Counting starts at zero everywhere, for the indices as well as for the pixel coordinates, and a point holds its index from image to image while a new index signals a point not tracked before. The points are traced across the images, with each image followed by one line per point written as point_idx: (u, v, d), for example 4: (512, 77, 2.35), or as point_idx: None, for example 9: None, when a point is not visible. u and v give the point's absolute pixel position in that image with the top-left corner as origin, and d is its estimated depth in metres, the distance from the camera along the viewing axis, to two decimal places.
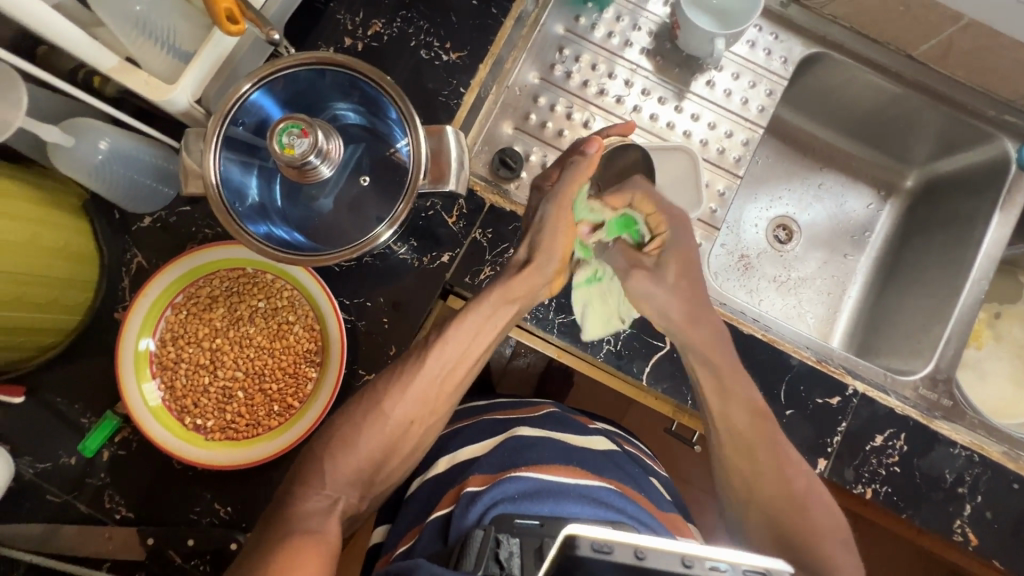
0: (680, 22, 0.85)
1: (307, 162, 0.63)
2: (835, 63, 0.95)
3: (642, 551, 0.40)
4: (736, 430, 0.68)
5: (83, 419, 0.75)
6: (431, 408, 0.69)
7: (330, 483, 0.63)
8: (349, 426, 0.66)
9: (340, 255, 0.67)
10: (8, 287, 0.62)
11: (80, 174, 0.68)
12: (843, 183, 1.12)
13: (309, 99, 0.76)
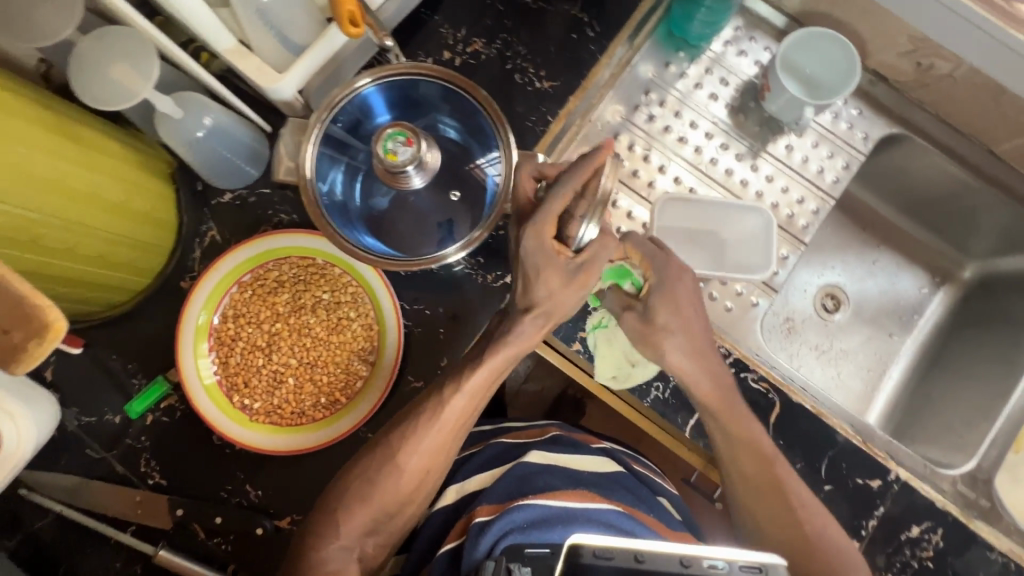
0: (770, 85, 0.87)
1: (404, 170, 0.66)
2: (915, 146, 0.95)
3: (640, 555, 0.48)
4: (765, 488, 0.69)
5: (133, 381, 0.77)
6: (440, 461, 0.67)
7: (344, 534, 0.65)
8: (362, 481, 0.66)
9: (405, 264, 0.69)
10: (97, 245, 0.65)
11: (177, 144, 0.70)
12: (897, 263, 1.12)
13: (416, 103, 0.78)
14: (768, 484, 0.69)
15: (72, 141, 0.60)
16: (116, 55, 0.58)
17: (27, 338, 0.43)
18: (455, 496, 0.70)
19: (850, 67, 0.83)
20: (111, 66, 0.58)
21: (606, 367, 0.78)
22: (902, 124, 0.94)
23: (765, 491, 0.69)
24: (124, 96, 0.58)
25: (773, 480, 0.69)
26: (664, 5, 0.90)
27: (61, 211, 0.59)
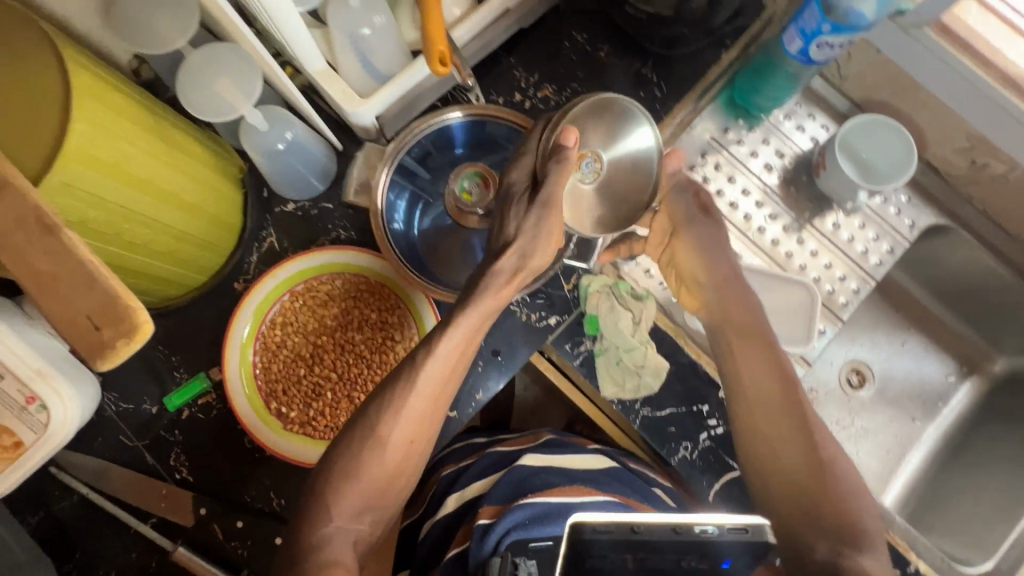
0: (826, 164, 0.89)
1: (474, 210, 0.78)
2: (960, 238, 0.96)
3: (636, 538, 0.56)
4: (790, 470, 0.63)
5: (175, 374, 0.78)
6: (419, 434, 0.64)
7: (337, 515, 0.60)
8: (345, 457, 0.62)
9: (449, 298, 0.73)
10: (171, 241, 0.67)
11: (258, 154, 0.72)
12: (926, 347, 1.11)
13: (488, 144, 0.81)
14: (774, 447, 0.64)
15: (164, 141, 0.62)
16: (224, 69, 0.61)
17: (113, 336, 0.45)
18: (456, 502, 0.72)
19: (907, 154, 0.85)
20: (218, 81, 0.61)
21: (609, 382, 0.79)
22: (949, 216, 0.96)
23: (776, 452, 0.63)
24: (227, 110, 0.60)
25: (789, 462, 0.62)
26: (729, 73, 0.93)
27: (149, 209, 0.62)
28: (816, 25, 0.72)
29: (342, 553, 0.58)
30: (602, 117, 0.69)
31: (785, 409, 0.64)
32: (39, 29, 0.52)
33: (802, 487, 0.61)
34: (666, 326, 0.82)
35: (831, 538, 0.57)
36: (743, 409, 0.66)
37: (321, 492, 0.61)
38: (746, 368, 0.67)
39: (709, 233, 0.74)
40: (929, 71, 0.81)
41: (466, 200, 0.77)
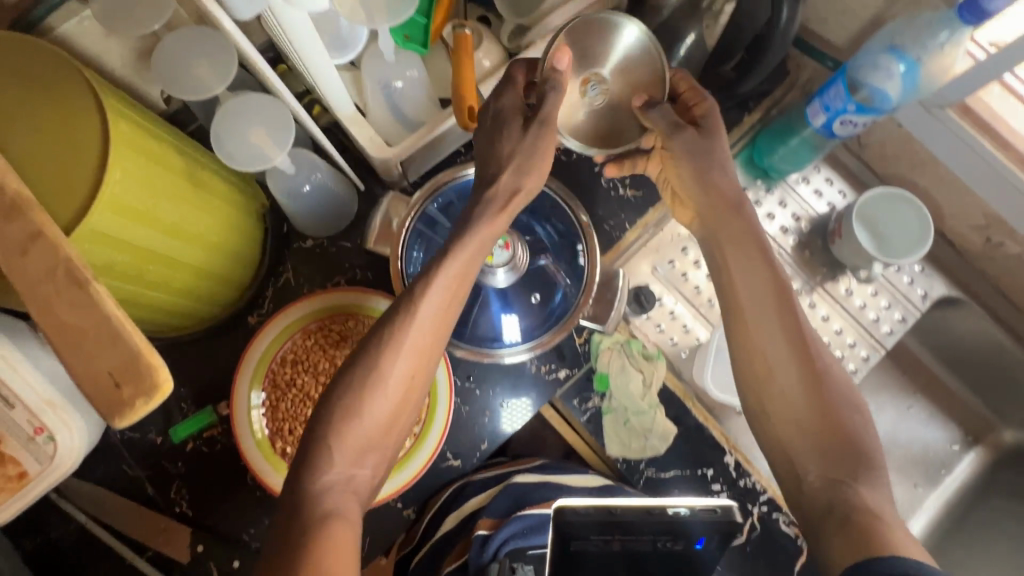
0: (843, 231, 0.90)
1: (496, 269, 0.77)
2: (972, 311, 0.96)
3: (614, 509, 0.62)
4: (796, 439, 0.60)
5: (182, 406, 0.78)
6: (417, 377, 0.63)
7: (339, 456, 0.57)
8: (342, 399, 0.59)
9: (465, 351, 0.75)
10: (191, 278, 0.68)
11: (282, 194, 0.73)
12: (931, 413, 1.10)
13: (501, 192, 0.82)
14: (771, 368, 0.63)
15: (192, 183, 0.63)
16: (257, 119, 0.62)
17: (134, 395, 0.45)
18: (455, 518, 0.77)
19: (922, 229, 0.85)
20: (251, 131, 0.62)
21: (615, 442, 0.79)
22: (961, 288, 0.96)
23: (775, 376, 0.63)
24: (257, 161, 0.61)
25: (792, 396, 0.61)
26: (750, 131, 0.93)
27: (173, 250, 0.62)
28: (841, 104, 0.73)
29: (343, 500, 0.55)
30: (608, 39, 0.69)
31: (782, 317, 0.63)
32: (79, 76, 0.52)
33: (806, 422, 0.60)
34: (674, 387, 0.82)
35: (837, 468, 0.57)
36: (739, 333, 0.65)
37: (319, 434, 0.58)
38: (743, 290, 0.66)
39: (704, 147, 0.69)
40: (949, 149, 0.82)
41: (488, 261, 0.76)
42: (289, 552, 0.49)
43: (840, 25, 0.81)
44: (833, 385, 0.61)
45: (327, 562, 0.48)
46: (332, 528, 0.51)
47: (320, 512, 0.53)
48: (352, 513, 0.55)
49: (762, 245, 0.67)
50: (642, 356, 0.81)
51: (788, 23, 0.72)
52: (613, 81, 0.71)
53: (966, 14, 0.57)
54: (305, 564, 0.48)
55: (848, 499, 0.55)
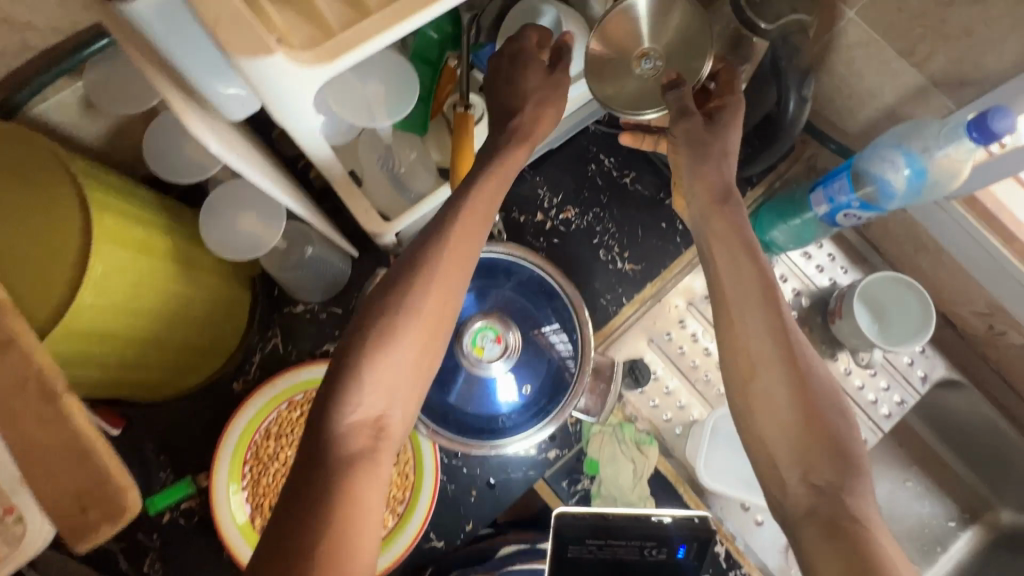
0: (843, 310, 0.88)
1: (487, 362, 0.76)
2: (970, 395, 0.95)
3: (605, 516, 0.70)
4: (767, 437, 0.59)
5: (161, 474, 0.76)
6: (443, 318, 0.58)
7: (363, 393, 0.54)
8: (370, 334, 0.55)
9: (452, 442, 0.71)
10: (176, 356, 0.66)
11: (276, 270, 0.75)
12: (928, 487, 1.02)
13: (498, 271, 0.82)
14: (756, 364, 0.60)
15: (180, 262, 0.62)
16: (248, 204, 0.62)
17: (99, 519, 0.45)
18: None
19: (924, 314, 0.83)
20: (241, 217, 0.62)
21: None
22: (961, 371, 0.95)
23: (759, 373, 0.59)
24: (250, 248, 0.61)
25: (776, 397, 0.58)
26: (753, 205, 0.91)
27: (154, 331, 0.60)
28: (845, 198, 0.72)
29: (364, 446, 0.53)
30: (669, 17, 0.64)
31: (767, 314, 0.60)
32: (66, 171, 0.51)
33: (787, 419, 0.58)
34: (667, 472, 0.81)
35: (813, 465, 0.56)
36: (725, 322, 0.62)
37: (347, 369, 0.54)
38: (730, 279, 0.62)
39: (703, 138, 0.64)
40: (951, 236, 0.81)
41: (478, 354, 0.76)
42: (310, 506, 0.48)
43: (845, 110, 0.81)
44: (820, 386, 0.58)
45: (350, 526, 0.48)
46: (360, 489, 0.50)
47: (346, 462, 0.51)
48: (377, 465, 0.53)
49: (748, 242, 0.63)
50: (635, 443, 0.81)
51: (796, 114, 0.67)
52: (667, 59, 0.65)
53: (975, 133, 0.57)
54: (331, 522, 0.47)
55: (836, 502, 0.54)
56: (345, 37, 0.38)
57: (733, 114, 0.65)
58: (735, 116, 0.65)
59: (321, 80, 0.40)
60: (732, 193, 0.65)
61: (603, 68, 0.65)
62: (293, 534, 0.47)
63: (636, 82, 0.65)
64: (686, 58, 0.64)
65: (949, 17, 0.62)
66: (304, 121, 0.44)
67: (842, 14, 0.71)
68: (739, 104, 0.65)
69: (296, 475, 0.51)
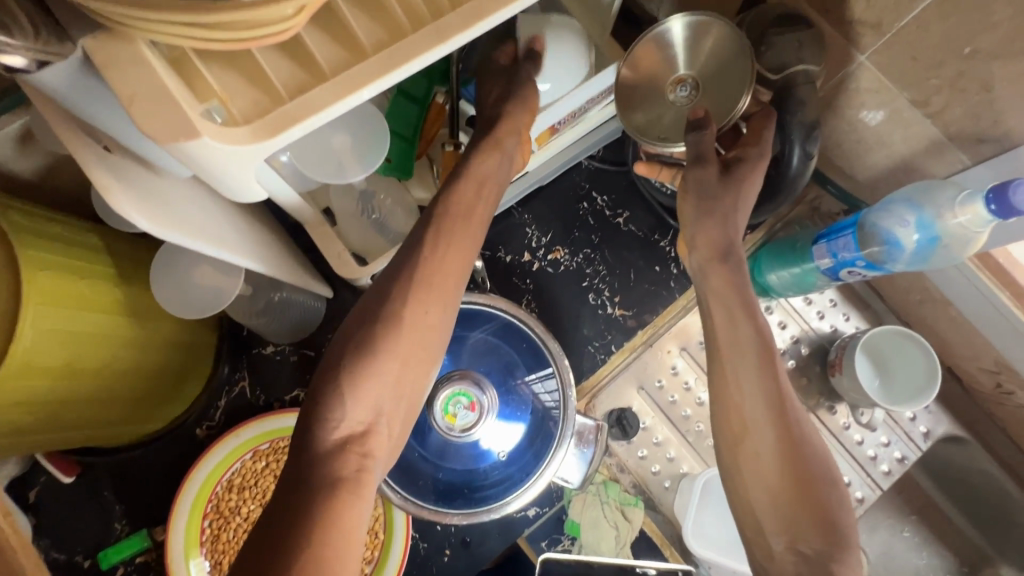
0: (842, 365, 0.84)
1: (461, 430, 0.72)
2: (974, 453, 0.89)
3: (594, 564, 0.72)
4: (761, 502, 0.55)
5: (116, 525, 0.72)
6: (433, 327, 0.56)
7: (348, 409, 0.52)
8: (356, 348, 0.53)
9: (426, 512, 0.66)
10: (127, 410, 0.61)
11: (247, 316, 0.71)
12: (925, 538, 0.93)
13: (476, 318, 0.77)
14: (747, 425, 0.57)
15: (133, 316, 0.58)
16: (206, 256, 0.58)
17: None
18: None
19: (929, 376, 0.78)
20: (197, 269, 0.58)
21: None
22: (967, 428, 0.89)
23: (751, 432, 0.56)
24: (210, 303, 0.57)
25: (765, 459, 0.56)
26: (752, 246, 0.87)
27: (101, 391, 0.56)
28: (850, 256, 0.68)
29: (350, 462, 0.50)
30: (712, 48, 0.60)
31: (763, 375, 0.57)
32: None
33: (777, 484, 0.55)
34: (652, 533, 0.78)
35: (800, 532, 0.53)
36: (720, 378, 0.58)
37: (331, 385, 0.52)
38: (727, 335, 0.59)
39: (713, 190, 0.60)
40: (960, 293, 0.76)
41: (451, 422, 0.72)
42: (288, 530, 0.45)
43: (853, 155, 0.76)
44: (813, 454, 0.56)
45: (328, 552, 0.45)
46: (340, 513, 0.47)
47: (329, 481, 0.48)
48: (362, 483, 0.50)
49: (749, 303, 0.60)
50: (619, 505, 0.77)
51: (801, 169, 0.63)
52: (706, 91, 0.61)
53: (993, 204, 0.55)
54: (309, 551, 0.44)
55: (822, 573, 0.51)
56: (290, 109, 0.34)
57: (751, 167, 0.60)
58: (752, 170, 0.60)
59: (263, 155, 0.35)
60: (734, 249, 0.61)
61: (632, 93, 0.61)
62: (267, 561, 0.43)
63: (666, 109, 0.62)
64: (724, 91, 0.60)
65: (969, 69, 0.57)
66: (247, 193, 0.39)
67: (852, 58, 0.65)
68: (762, 158, 0.60)
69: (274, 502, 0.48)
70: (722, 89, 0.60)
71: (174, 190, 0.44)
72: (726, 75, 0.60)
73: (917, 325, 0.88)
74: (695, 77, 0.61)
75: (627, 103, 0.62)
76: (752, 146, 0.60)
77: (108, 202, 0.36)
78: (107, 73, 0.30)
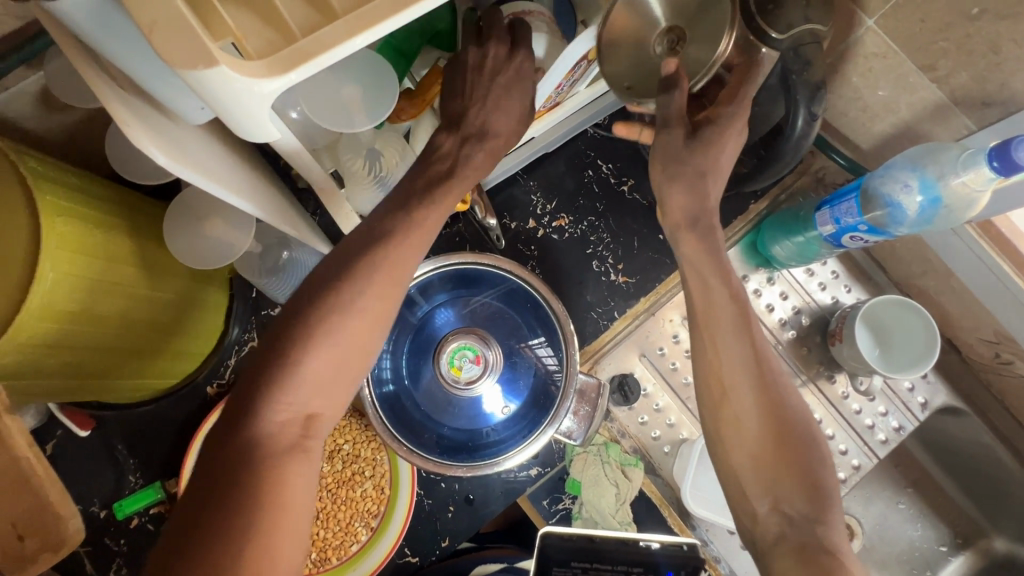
0: (843, 334, 0.84)
1: (465, 385, 0.75)
2: (972, 425, 0.89)
3: (595, 538, 0.66)
4: (741, 467, 0.57)
5: (130, 478, 0.74)
6: (380, 316, 0.54)
7: (291, 392, 0.49)
8: (303, 326, 0.51)
9: (428, 463, 0.66)
10: (142, 362, 0.63)
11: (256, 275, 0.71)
12: (920, 508, 0.94)
13: (474, 280, 0.78)
14: (726, 387, 0.59)
15: (144, 266, 0.59)
16: (215, 210, 0.60)
17: (39, 548, 0.49)
18: None
19: (929, 345, 0.79)
20: (207, 223, 0.59)
21: None
22: (965, 400, 0.89)
23: (732, 391, 0.58)
24: (221, 256, 0.59)
25: (745, 422, 0.58)
26: (756, 216, 0.87)
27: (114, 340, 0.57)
28: (853, 220, 0.69)
29: (292, 449, 0.49)
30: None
31: (740, 336, 0.59)
32: (16, 179, 0.48)
33: (755, 447, 0.57)
34: (651, 494, 0.79)
35: (782, 496, 0.55)
36: (701, 346, 0.60)
37: (277, 368, 0.49)
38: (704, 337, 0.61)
39: (679, 154, 0.59)
40: (962, 263, 0.76)
41: (457, 374, 0.76)
42: (222, 530, 0.43)
43: (857, 124, 0.76)
44: (792, 414, 0.58)
45: (269, 553, 0.44)
46: (281, 509, 0.46)
47: (271, 470, 0.47)
48: (303, 472, 0.49)
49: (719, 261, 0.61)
50: (619, 465, 0.79)
51: (805, 131, 0.62)
52: (692, 38, 0.62)
53: (996, 161, 0.55)
54: (247, 552, 0.43)
55: (806, 531, 0.53)
56: (302, 46, 0.35)
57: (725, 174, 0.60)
58: (722, 132, 0.59)
59: (276, 91, 0.36)
60: (704, 215, 0.61)
61: (614, 53, 0.61)
62: (200, 569, 0.41)
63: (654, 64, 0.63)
64: (702, 40, 0.61)
65: (975, 32, 0.57)
66: (258, 133, 0.40)
67: (859, 22, 0.65)
68: (735, 117, 0.59)
69: (203, 491, 0.45)
70: (708, 38, 0.60)
71: (188, 137, 0.45)
72: (712, 17, 0.60)
73: (917, 295, 0.89)
74: (681, 27, 0.62)
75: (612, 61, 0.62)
76: (722, 105, 0.59)
77: (125, 135, 0.37)
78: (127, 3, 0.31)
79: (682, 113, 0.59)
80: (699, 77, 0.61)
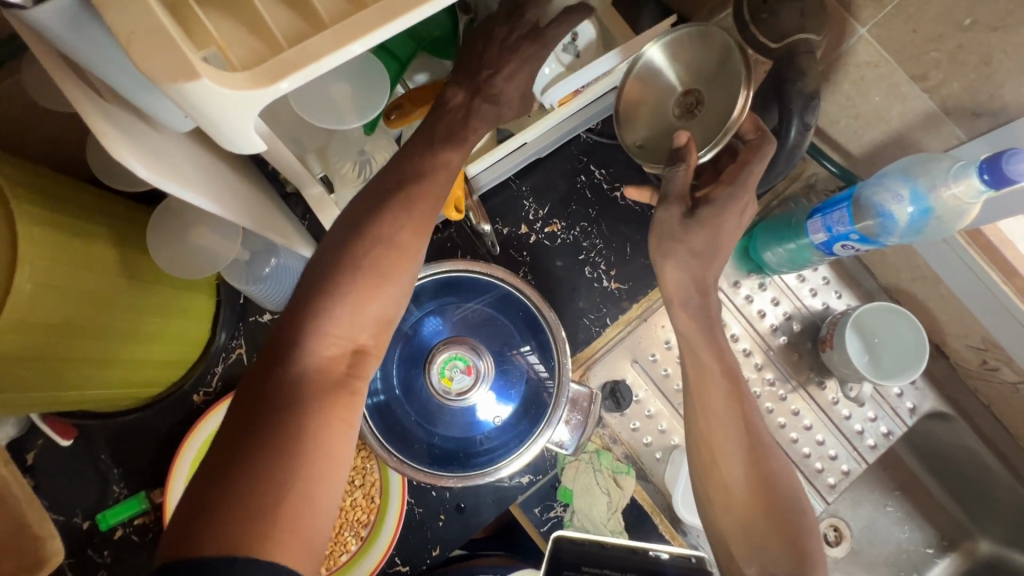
0: (834, 340, 0.85)
1: (455, 398, 0.74)
2: (960, 430, 0.89)
3: (605, 545, 0.66)
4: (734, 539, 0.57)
5: (114, 488, 0.72)
6: (414, 257, 0.53)
7: (335, 324, 0.49)
8: (344, 263, 0.50)
9: (417, 474, 0.67)
10: (126, 371, 0.61)
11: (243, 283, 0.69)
12: (907, 511, 0.95)
13: (464, 287, 0.77)
14: (714, 451, 0.59)
15: (127, 274, 0.57)
16: (201, 218, 0.59)
17: None
18: None
19: (918, 342, 0.79)
20: (192, 231, 0.58)
21: None
22: (952, 406, 0.90)
23: (722, 459, 0.59)
24: (209, 264, 0.58)
25: (734, 489, 0.58)
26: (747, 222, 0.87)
27: (99, 350, 0.56)
28: (845, 229, 0.69)
29: (336, 380, 0.48)
30: (700, 56, 0.61)
31: (731, 401, 0.60)
32: None
33: (744, 509, 0.57)
34: (643, 501, 0.80)
35: (769, 556, 0.55)
36: (695, 418, 0.61)
37: (319, 301, 0.49)
38: (695, 343, 0.61)
39: (676, 232, 0.60)
40: (951, 271, 0.76)
41: (448, 385, 0.74)
42: (272, 452, 0.43)
43: (848, 131, 0.76)
44: (777, 471, 0.59)
45: (317, 477, 0.44)
46: (329, 434, 0.46)
47: (321, 396, 0.47)
48: (350, 403, 0.49)
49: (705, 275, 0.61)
50: (611, 473, 0.79)
51: (799, 140, 0.62)
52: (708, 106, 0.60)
53: (987, 174, 0.56)
54: (300, 467, 0.43)
55: None
56: (288, 57, 0.34)
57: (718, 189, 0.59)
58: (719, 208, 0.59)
59: (262, 102, 0.35)
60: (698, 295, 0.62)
61: (631, 118, 0.65)
62: (251, 487, 0.41)
63: (668, 129, 0.63)
64: (716, 110, 0.59)
65: (967, 43, 0.57)
66: (244, 144, 0.39)
67: (852, 31, 0.65)
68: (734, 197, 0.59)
69: (253, 414, 0.45)
70: (720, 103, 0.59)
71: (171, 146, 0.44)
72: (726, 82, 0.58)
73: (906, 301, 0.89)
74: (699, 91, 0.61)
75: (629, 126, 0.66)
76: (723, 184, 0.59)
77: (106, 148, 0.36)
78: (104, 11, 0.30)
79: (682, 190, 0.59)
80: (708, 147, 0.58)
